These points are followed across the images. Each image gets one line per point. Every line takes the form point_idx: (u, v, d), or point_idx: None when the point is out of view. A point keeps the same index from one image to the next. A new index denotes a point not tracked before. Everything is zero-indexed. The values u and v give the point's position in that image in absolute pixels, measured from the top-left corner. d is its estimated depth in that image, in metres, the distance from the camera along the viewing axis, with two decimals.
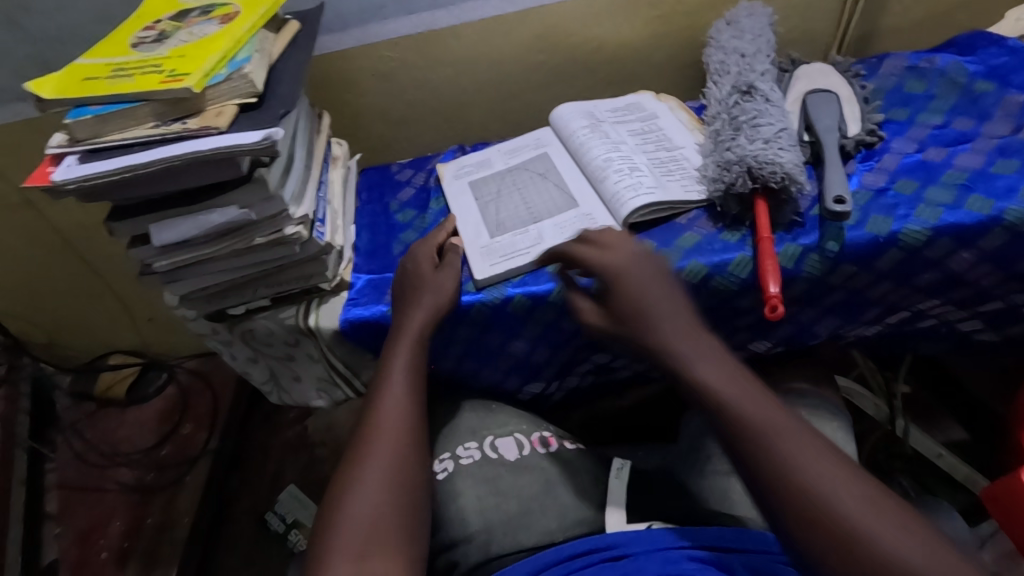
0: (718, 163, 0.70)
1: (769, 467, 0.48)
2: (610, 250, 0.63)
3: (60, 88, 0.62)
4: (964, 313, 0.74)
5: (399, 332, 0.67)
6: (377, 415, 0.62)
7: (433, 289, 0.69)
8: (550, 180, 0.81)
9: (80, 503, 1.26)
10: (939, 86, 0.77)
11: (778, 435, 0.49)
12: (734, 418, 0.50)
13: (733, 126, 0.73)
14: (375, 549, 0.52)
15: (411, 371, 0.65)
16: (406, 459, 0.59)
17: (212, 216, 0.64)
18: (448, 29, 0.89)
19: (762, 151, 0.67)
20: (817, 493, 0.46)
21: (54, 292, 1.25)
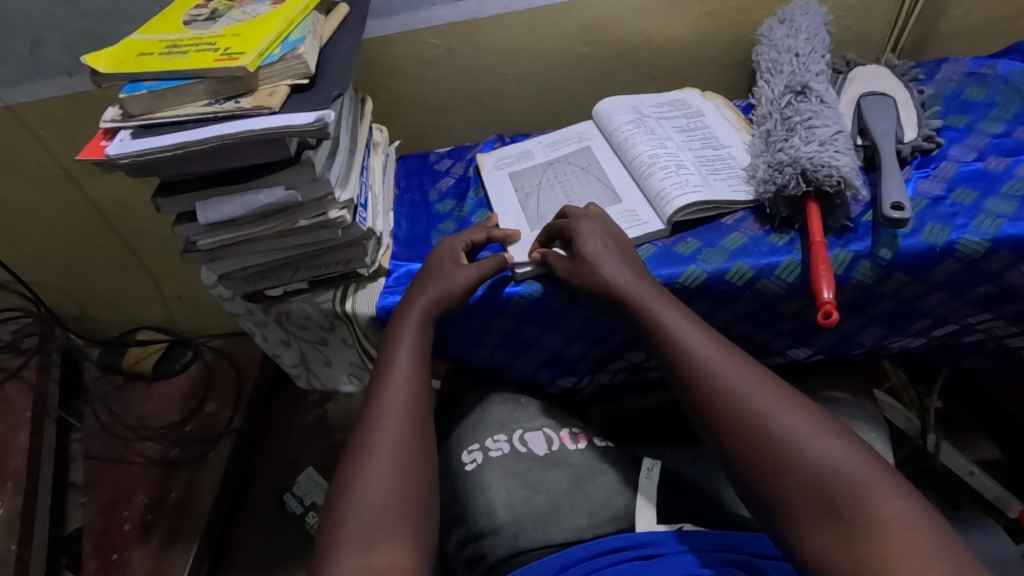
0: (770, 164, 0.69)
1: (728, 421, 0.51)
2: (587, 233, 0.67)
3: (116, 63, 0.62)
4: (1014, 329, 0.71)
5: (403, 316, 0.67)
6: (381, 401, 0.61)
7: (453, 282, 0.68)
8: (591, 175, 0.80)
9: (107, 474, 1.28)
10: (1001, 93, 0.74)
11: (735, 388, 0.52)
12: (698, 378, 0.55)
13: (786, 127, 0.72)
14: (382, 539, 0.51)
15: (414, 355, 0.64)
16: (410, 445, 0.57)
17: (260, 196, 0.64)
18: (494, 18, 0.88)
19: (816, 152, 0.66)
20: (774, 440, 0.49)
21: (89, 266, 1.26)
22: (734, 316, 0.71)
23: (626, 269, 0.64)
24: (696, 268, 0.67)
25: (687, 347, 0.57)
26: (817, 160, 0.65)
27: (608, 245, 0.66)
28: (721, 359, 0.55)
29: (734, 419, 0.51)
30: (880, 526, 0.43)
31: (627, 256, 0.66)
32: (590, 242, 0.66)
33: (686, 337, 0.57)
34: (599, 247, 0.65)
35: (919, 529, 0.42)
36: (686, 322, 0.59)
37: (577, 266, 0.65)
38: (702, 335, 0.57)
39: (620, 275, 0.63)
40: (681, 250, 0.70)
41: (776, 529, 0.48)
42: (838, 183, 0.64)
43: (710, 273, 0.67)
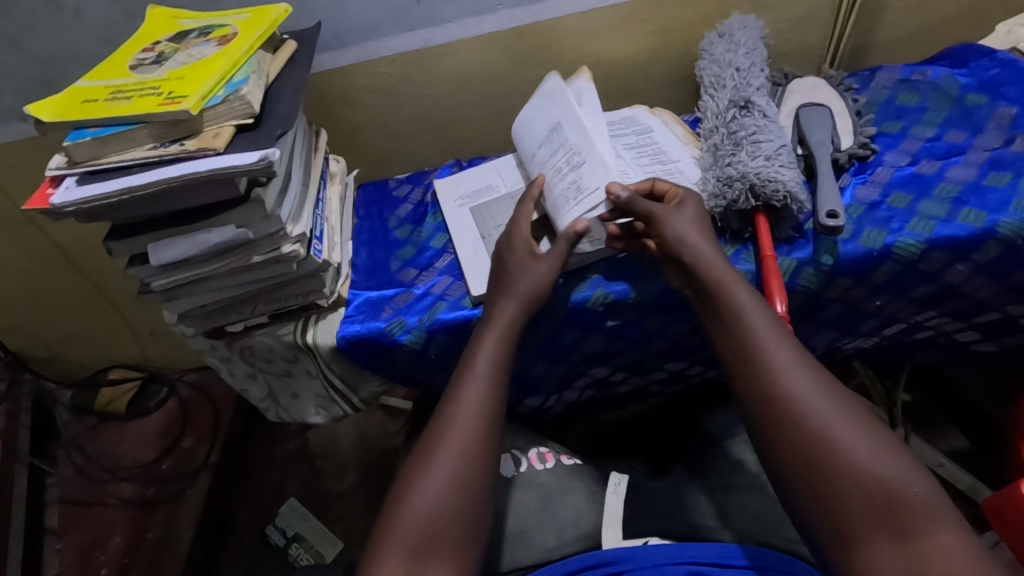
0: (719, 178, 0.70)
1: (792, 415, 0.52)
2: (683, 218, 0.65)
3: (60, 111, 0.63)
4: (961, 324, 0.74)
5: (490, 322, 0.66)
6: (454, 405, 0.60)
7: (533, 279, 0.66)
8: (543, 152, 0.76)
9: (81, 518, 1.26)
10: (931, 99, 0.78)
11: (808, 387, 0.52)
12: (772, 370, 0.54)
13: (733, 139, 0.74)
14: (430, 550, 0.52)
15: (493, 365, 0.62)
16: (474, 457, 0.57)
17: (210, 235, 0.64)
18: (445, 46, 0.89)
19: (765, 166, 0.67)
20: (836, 446, 0.49)
21: (55, 308, 1.25)
22: (689, 327, 0.73)
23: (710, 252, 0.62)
24: (647, 283, 0.69)
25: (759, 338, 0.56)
26: (765, 173, 0.66)
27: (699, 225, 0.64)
28: (792, 358, 0.54)
29: (803, 419, 0.51)
30: (932, 550, 0.44)
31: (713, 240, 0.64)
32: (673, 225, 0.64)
33: (760, 326, 0.56)
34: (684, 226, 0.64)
35: (973, 560, 0.43)
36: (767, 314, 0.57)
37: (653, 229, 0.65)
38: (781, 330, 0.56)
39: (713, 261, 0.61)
40: (634, 265, 0.71)
41: (825, 528, 0.48)
42: (784, 198, 0.66)
43: (661, 287, 0.68)
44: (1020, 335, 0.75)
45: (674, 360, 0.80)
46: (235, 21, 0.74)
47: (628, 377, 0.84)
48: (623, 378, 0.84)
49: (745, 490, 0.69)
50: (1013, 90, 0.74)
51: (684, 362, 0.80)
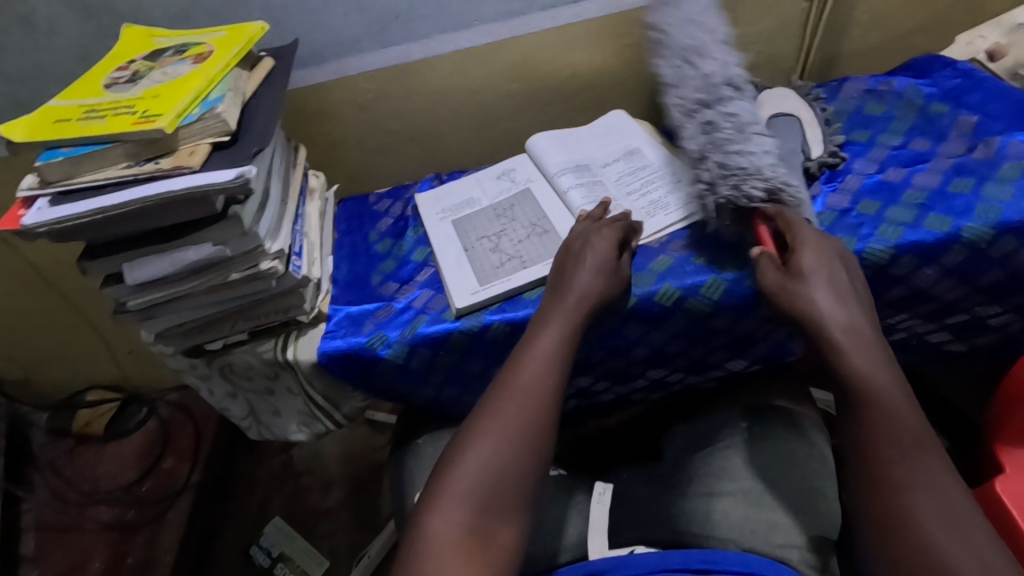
0: (727, 169, 0.67)
1: (881, 460, 0.52)
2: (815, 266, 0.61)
3: (32, 130, 0.62)
4: (932, 326, 0.76)
5: (563, 295, 0.65)
6: (518, 375, 0.60)
7: (598, 252, 0.67)
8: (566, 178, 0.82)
9: (58, 544, 1.22)
10: (897, 108, 0.80)
11: (900, 420, 0.53)
12: (870, 402, 0.54)
13: (723, 130, 0.71)
14: (490, 513, 0.53)
15: (559, 344, 0.62)
16: (536, 430, 0.57)
17: (186, 253, 0.64)
18: (422, 61, 0.90)
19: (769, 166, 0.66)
20: (886, 443, 0.52)
21: (31, 329, 1.23)
22: (668, 336, 0.74)
23: (846, 311, 0.59)
24: (626, 292, 0.69)
25: (854, 369, 0.56)
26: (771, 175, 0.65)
27: (830, 270, 0.61)
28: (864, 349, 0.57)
29: (899, 474, 0.51)
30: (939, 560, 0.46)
31: (844, 288, 0.60)
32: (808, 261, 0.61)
33: (856, 364, 0.56)
34: (816, 276, 0.60)
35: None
36: (866, 349, 0.57)
37: (786, 280, 0.62)
38: (873, 355, 0.57)
39: (839, 321, 0.59)
40: None
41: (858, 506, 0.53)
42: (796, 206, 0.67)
43: (640, 296, 0.69)
44: (989, 335, 0.76)
45: (655, 368, 0.81)
46: (211, 39, 0.74)
47: (611, 386, 0.85)
48: (606, 387, 0.85)
49: (726, 495, 0.70)
50: (974, 98, 0.77)
51: (665, 369, 0.81)
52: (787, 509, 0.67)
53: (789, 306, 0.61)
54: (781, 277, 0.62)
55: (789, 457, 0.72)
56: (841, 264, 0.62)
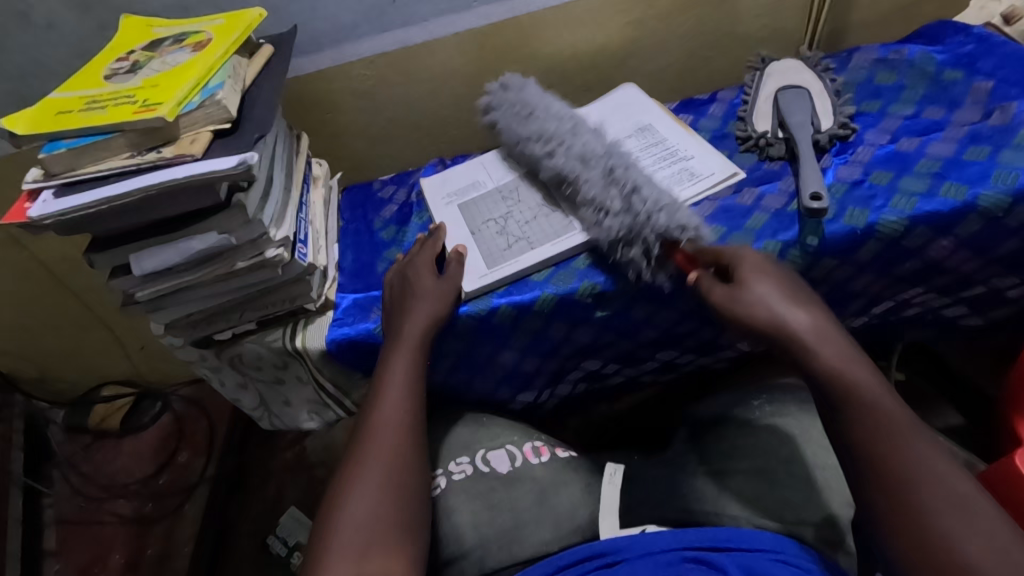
0: (659, 209, 0.65)
1: (886, 457, 0.49)
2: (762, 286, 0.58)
3: (34, 124, 0.62)
4: (947, 300, 0.74)
5: (399, 337, 0.68)
6: (374, 419, 0.64)
7: (427, 293, 0.70)
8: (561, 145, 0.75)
9: (79, 538, 1.24)
10: (909, 77, 0.78)
11: (891, 421, 0.50)
12: (857, 406, 0.51)
13: (625, 179, 0.69)
14: (375, 550, 0.54)
15: (409, 376, 0.66)
16: (406, 461, 0.61)
17: (192, 243, 0.64)
18: (422, 45, 0.89)
19: (648, 203, 0.65)
20: (899, 455, 0.48)
21: (43, 327, 1.24)
22: (677, 315, 0.73)
23: (808, 314, 0.56)
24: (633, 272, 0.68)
25: (825, 368, 0.53)
26: (689, 217, 0.64)
27: (776, 279, 0.59)
28: (836, 349, 0.54)
29: (908, 471, 0.48)
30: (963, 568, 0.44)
31: (802, 293, 0.58)
32: (755, 278, 0.59)
33: (830, 364, 0.53)
34: (765, 281, 0.58)
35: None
36: (834, 341, 0.54)
37: (734, 295, 0.58)
38: (845, 351, 0.54)
39: (805, 324, 0.55)
40: None
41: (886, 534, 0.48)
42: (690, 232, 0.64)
43: (648, 276, 0.68)
44: (1005, 308, 0.75)
45: (664, 349, 0.80)
46: (209, 27, 0.74)
47: (620, 368, 0.84)
48: (615, 369, 0.84)
49: (739, 473, 0.69)
50: (988, 64, 0.75)
51: (675, 350, 0.81)
52: (801, 487, 0.67)
53: (749, 317, 0.57)
54: (729, 291, 0.59)
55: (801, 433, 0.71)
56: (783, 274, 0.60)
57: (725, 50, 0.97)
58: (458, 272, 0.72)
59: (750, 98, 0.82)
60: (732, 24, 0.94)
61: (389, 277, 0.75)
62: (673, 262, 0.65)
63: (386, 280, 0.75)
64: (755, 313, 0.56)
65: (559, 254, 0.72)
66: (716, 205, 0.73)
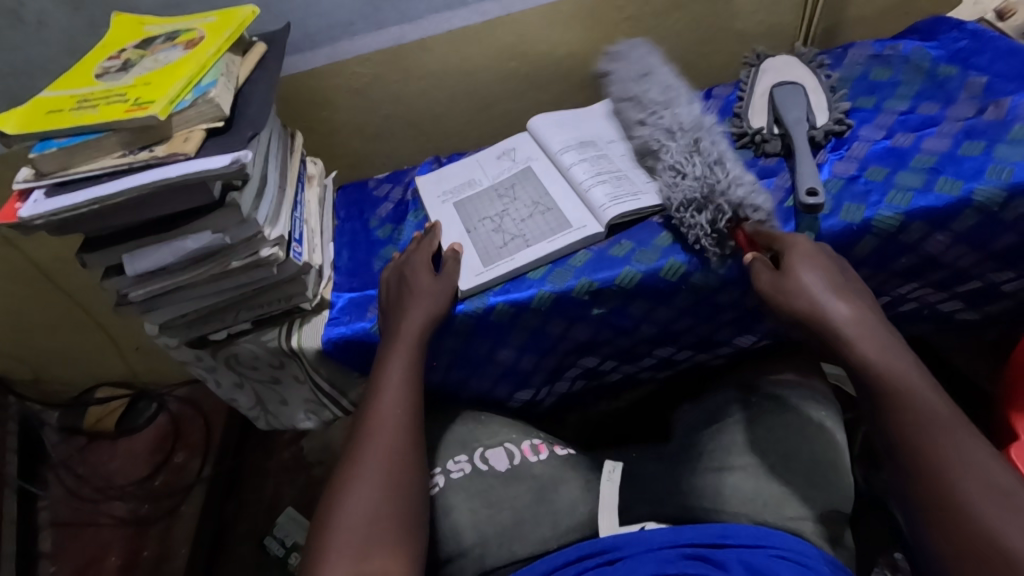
0: (698, 185, 0.67)
1: (923, 443, 0.51)
2: (812, 276, 0.59)
3: (25, 123, 0.61)
4: (944, 295, 0.74)
5: (396, 336, 0.67)
6: (372, 418, 0.63)
7: (424, 291, 0.69)
8: (678, 110, 0.77)
9: (75, 540, 1.23)
10: (904, 72, 0.78)
11: (932, 411, 0.52)
12: (893, 398, 0.53)
13: (709, 149, 0.71)
14: (375, 550, 0.54)
15: (406, 377, 0.65)
16: (404, 460, 0.61)
17: (186, 242, 0.63)
18: (417, 42, 0.89)
19: (723, 177, 0.66)
20: (942, 445, 0.50)
21: (37, 328, 1.23)
22: (674, 312, 0.73)
23: (850, 306, 0.58)
24: (630, 269, 0.68)
25: (864, 358, 0.55)
26: (766, 199, 0.65)
27: (821, 268, 0.60)
28: (879, 342, 0.56)
29: (952, 459, 0.49)
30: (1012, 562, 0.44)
31: (843, 284, 0.60)
32: (802, 268, 0.59)
33: (874, 358, 0.55)
34: (811, 268, 0.59)
35: None
36: (873, 335, 0.56)
37: (779, 286, 0.60)
38: (885, 340, 0.56)
39: (844, 316, 0.57)
40: (615, 252, 0.70)
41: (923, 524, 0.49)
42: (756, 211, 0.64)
43: (645, 272, 0.68)
44: (1001, 302, 0.75)
45: (662, 346, 0.80)
46: (202, 25, 0.73)
47: (618, 365, 0.84)
48: (613, 366, 0.84)
49: (738, 470, 0.69)
50: (983, 59, 0.75)
51: (672, 346, 0.81)
52: (799, 483, 0.67)
53: (792, 308, 0.58)
54: (775, 278, 0.60)
55: (802, 427, 0.71)
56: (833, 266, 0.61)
57: (721, 47, 0.97)
58: (454, 271, 0.72)
59: (746, 94, 0.82)
60: (727, 20, 0.94)
61: (384, 278, 0.75)
62: (733, 244, 0.66)
63: (381, 280, 0.75)
64: (802, 301, 0.58)
65: (555, 251, 0.71)
66: None
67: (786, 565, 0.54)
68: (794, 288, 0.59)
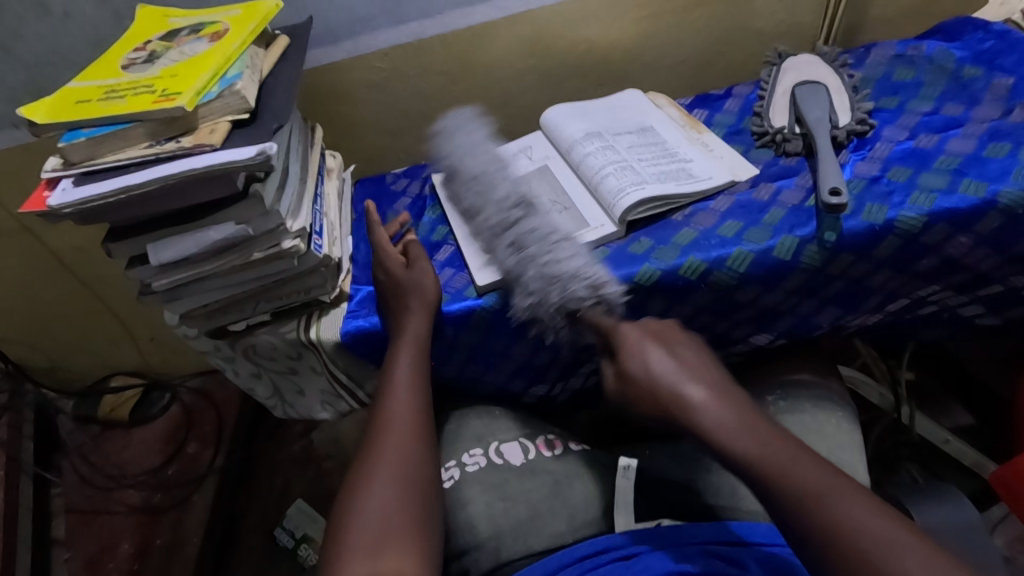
0: (541, 277, 0.63)
1: (807, 503, 0.48)
2: (647, 363, 0.59)
3: (54, 112, 0.62)
4: (964, 297, 0.74)
5: (400, 337, 0.68)
6: (382, 422, 0.64)
7: (425, 294, 0.70)
8: (501, 184, 0.72)
9: (87, 528, 1.24)
10: (927, 73, 0.78)
11: (802, 481, 0.49)
12: (772, 474, 0.50)
13: (527, 244, 0.65)
14: (388, 548, 0.53)
15: (412, 375, 0.66)
16: (415, 461, 0.61)
17: (211, 232, 0.64)
18: (437, 37, 0.89)
19: (548, 275, 0.63)
20: (800, 493, 0.48)
21: (54, 317, 1.24)
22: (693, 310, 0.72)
23: (703, 386, 0.57)
24: (650, 266, 0.67)
25: (724, 443, 0.53)
26: (602, 275, 0.64)
27: (662, 347, 0.60)
28: (717, 407, 0.55)
29: (827, 513, 0.46)
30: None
31: (695, 364, 0.59)
32: (636, 356, 0.60)
33: (742, 446, 0.52)
34: (656, 354, 0.59)
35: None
36: (736, 420, 0.54)
37: (629, 384, 0.60)
38: (741, 416, 0.55)
39: (698, 394, 0.56)
40: (635, 250, 0.70)
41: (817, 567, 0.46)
42: (596, 296, 0.63)
43: (665, 270, 0.67)
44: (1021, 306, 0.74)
45: None
46: (226, 17, 0.74)
47: None
48: None
49: None
50: (1009, 60, 0.75)
51: None
52: None
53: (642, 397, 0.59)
54: (620, 381, 0.61)
55: None
56: (670, 339, 0.62)
57: (740, 46, 0.97)
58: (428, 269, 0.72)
59: (766, 93, 0.82)
60: (748, 20, 0.94)
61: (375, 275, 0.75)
62: (580, 328, 0.66)
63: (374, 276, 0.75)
64: (654, 391, 0.58)
65: None
66: (733, 200, 0.72)
67: (807, 566, 0.55)
68: (645, 389, 0.58)
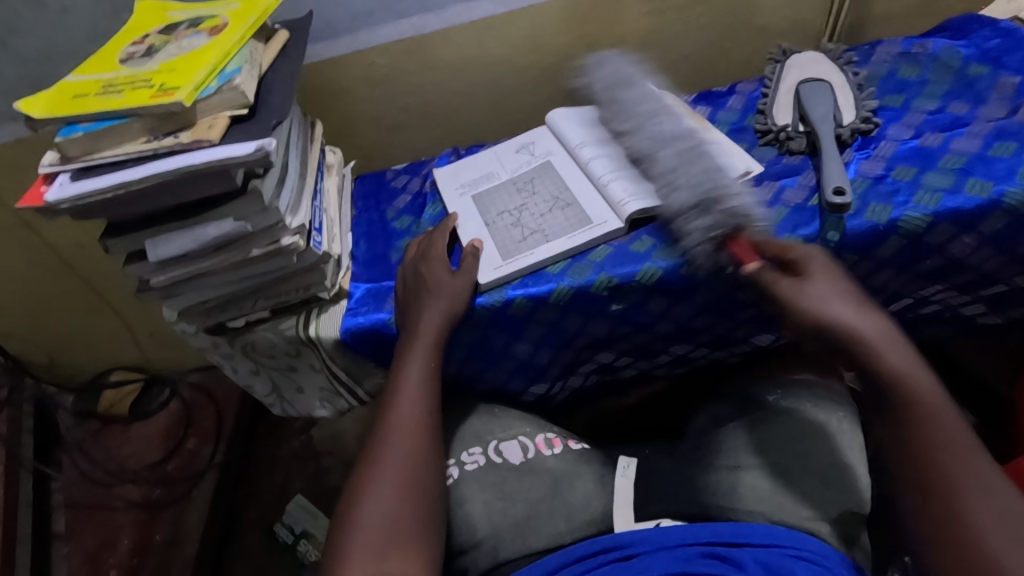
0: (696, 192, 0.64)
1: (927, 459, 0.51)
2: (817, 292, 0.58)
3: (50, 107, 0.61)
4: (966, 298, 0.73)
5: (415, 336, 0.67)
6: (391, 423, 0.63)
7: (445, 293, 0.69)
8: (660, 120, 0.73)
9: (86, 523, 1.24)
10: (933, 71, 0.77)
11: (949, 439, 0.51)
12: (923, 416, 0.52)
13: (696, 159, 0.67)
14: (392, 553, 0.54)
15: (424, 378, 0.65)
16: (421, 464, 0.61)
17: (207, 229, 0.63)
18: (438, 33, 0.88)
19: (714, 181, 0.64)
20: (932, 446, 0.51)
21: (54, 312, 1.24)
22: (694, 309, 0.72)
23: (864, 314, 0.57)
24: (651, 265, 0.67)
25: (891, 370, 0.54)
26: (751, 204, 0.63)
27: (837, 278, 0.59)
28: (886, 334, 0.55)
29: (960, 477, 0.50)
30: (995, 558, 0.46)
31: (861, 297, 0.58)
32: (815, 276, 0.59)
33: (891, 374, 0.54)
34: (834, 292, 0.58)
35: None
36: (898, 347, 0.55)
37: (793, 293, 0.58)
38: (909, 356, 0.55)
39: (868, 323, 0.56)
40: (637, 248, 0.70)
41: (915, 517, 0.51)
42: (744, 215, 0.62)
43: (666, 269, 0.67)
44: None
45: (678, 344, 0.80)
46: (225, 11, 0.73)
47: (632, 362, 0.83)
48: (628, 363, 0.84)
49: (751, 469, 0.69)
50: (1015, 58, 0.74)
51: (689, 344, 0.80)
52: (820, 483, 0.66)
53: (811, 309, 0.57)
54: (792, 285, 0.59)
55: (743, 448, 0.71)
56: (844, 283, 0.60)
57: (744, 43, 0.96)
58: (473, 266, 0.71)
59: (771, 90, 0.81)
60: (752, 15, 0.93)
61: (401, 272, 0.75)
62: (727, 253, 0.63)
63: (399, 275, 0.75)
64: (831, 310, 0.57)
65: (576, 247, 0.71)
66: None
67: (803, 566, 0.54)
68: (811, 312, 0.57)
